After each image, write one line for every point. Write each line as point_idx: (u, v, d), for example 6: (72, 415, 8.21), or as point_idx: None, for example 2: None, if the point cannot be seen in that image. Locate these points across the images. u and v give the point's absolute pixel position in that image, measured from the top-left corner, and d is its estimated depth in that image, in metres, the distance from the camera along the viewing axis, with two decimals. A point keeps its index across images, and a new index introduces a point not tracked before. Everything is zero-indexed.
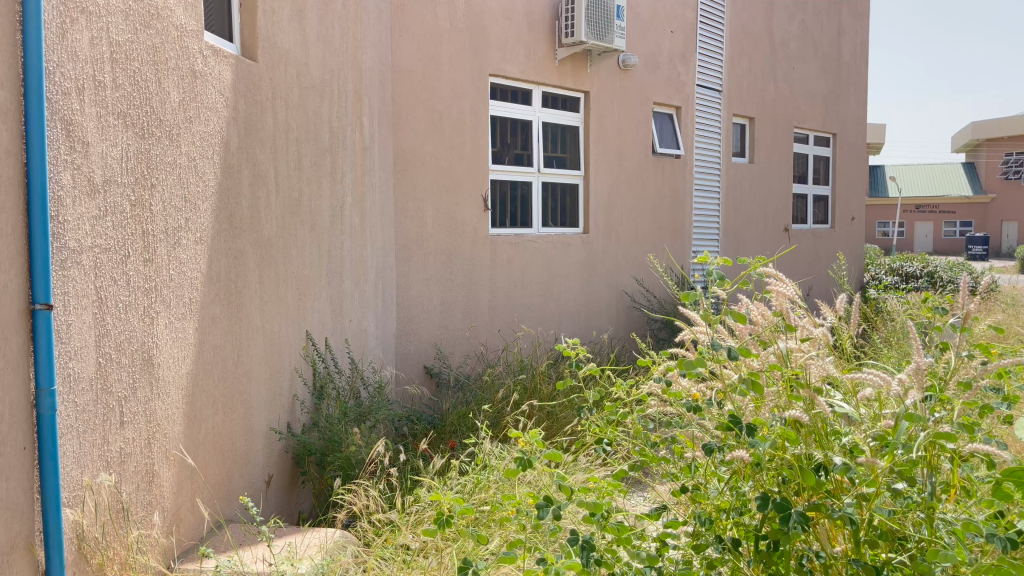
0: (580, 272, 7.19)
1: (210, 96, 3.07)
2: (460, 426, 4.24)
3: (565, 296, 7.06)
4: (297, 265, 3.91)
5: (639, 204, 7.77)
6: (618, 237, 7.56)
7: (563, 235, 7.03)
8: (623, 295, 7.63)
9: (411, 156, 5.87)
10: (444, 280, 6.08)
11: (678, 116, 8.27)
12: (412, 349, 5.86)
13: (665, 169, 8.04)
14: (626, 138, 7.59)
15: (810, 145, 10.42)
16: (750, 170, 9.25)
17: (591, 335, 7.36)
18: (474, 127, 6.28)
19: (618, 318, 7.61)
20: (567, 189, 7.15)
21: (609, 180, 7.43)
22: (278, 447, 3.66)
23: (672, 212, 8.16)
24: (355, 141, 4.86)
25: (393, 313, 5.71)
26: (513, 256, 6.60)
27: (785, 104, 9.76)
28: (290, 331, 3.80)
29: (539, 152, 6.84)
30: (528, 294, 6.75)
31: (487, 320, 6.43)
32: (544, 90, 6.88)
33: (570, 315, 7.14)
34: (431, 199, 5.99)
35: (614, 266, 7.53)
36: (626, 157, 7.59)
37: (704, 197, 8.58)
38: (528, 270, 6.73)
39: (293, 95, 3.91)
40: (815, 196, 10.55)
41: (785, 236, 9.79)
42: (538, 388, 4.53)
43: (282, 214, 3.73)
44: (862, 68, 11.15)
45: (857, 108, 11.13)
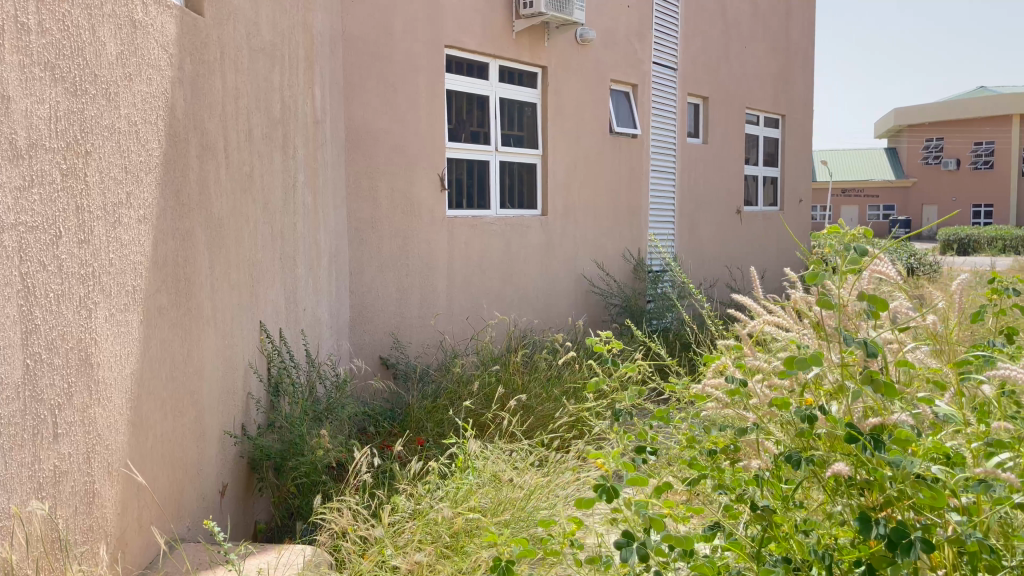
0: (539, 256, 6.90)
1: (153, 52, 2.65)
2: (432, 425, 3.93)
3: (524, 281, 6.76)
4: (250, 248, 3.51)
5: (598, 185, 7.52)
6: (577, 219, 7.29)
7: (521, 217, 6.73)
8: (582, 278, 7.37)
9: (363, 132, 5.47)
10: (400, 265, 5.72)
11: (635, 94, 8.02)
12: (368, 339, 5.50)
13: (623, 149, 7.80)
14: (584, 117, 7.32)
15: (761, 127, 10.34)
16: (704, 152, 9.10)
17: (551, 321, 7.08)
18: (430, 101, 5.91)
19: (577, 303, 7.35)
20: (524, 169, 6.84)
21: (567, 160, 7.15)
22: (233, 452, 3.28)
23: (629, 193, 7.93)
24: (308, 114, 4.46)
25: (346, 301, 5.32)
26: (471, 239, 6.26)
27: (737, 84, 9.64)
28: (243, 322, 3.40)
29: (496, 130, 6.51)
30: (486, 279, 6.43)
31: (446, 307, 6.08)
32: (500, 63, 6.54)
33: (529, 301, 6.85)
34: (386, 178, 5.60)
35: (572, 250, 7.26)
36: (584, 136, 7.32)
37: (659, 178, 8.39)
38: (487, 254, 6.41)
39: (243, 57, 3.49)
40: (765, 178, 10.49)
41: (736, 219, 9.69)
42: (512, 378, 4.22)
43: (232, 191, 3.32)
44: (809, 50, 11.13)
45: (805, 90, 11.11)
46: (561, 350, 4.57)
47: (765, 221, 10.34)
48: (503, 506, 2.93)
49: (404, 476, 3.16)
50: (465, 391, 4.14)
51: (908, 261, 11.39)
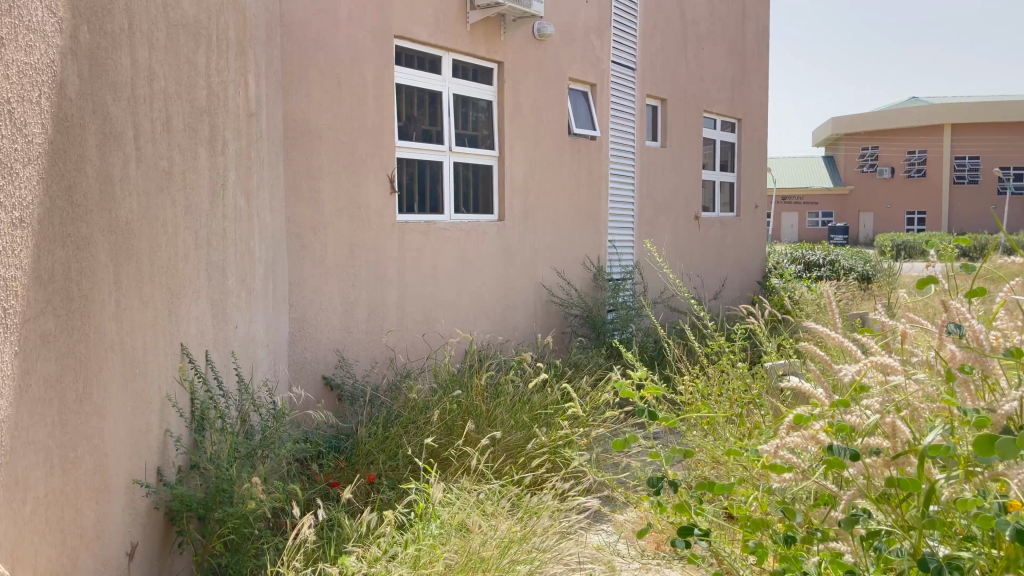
0: (496, 264, 6.45)
1: (35, 13, 2.11)
2: (385, 459, 3.51)
3: (480, 291, 6.29)
4: (169, 257, 2.97)
5: (557, 189, 7.10)
6: (535, 225, 6.86)
7: (476, 223, 6.26)
8: (541, 288, 6.93)
9: (305, 128, 4.93)
10: (346, 275, 5.20)
11: (593, 94, 7.63)
12: (309, 358, 4.96)
13: (582, 151, 7.40)
14: (542, 117, 6.90)
15: (718, 131, 10.08)
16: (663, 155, 8.78)
17: (510, 333, 6.62)
18: (378, 96, 5.40)
19: (536, 315, 6.90)
20: (480, 170, 6.39)
21: (525, 162, 6.72)
22: (146, 503, 2.73)
23: (589, 198, 7.54)
24: (241, 104, 3.92)
25: (286, 316, 4.78)
26: (423, 246, 5.77)
27: (695, 87, 9.36)
28: (160, 347, 2.86)
29: (448, 128, 6.05)
30: (440, 289, 5.93)
31: (397, 320, 5.58)
32: (453, 57, 6.07)
33: (487, 313, 6.37)
34: (329, 179, 5.08)
35: (531, 258, 6.82)
36: (543, 136, 6.90)
37: (619, 182, 8.02)
38: (440, 262, 5.92)
39: (159, 32, 2.95)
40: (722, 183, 10.23)
41: (695, 224, 9.40)
42: (476, 403, 3.78)
43: (145, 190, 2.78)
44: (764, 53, 10.92)
45: (760, 94, 10.90)
46: (530, 368, 4.14)
47: (723, 227, 10.07)
48: (473, 562, 2.45)
49: (355, 533, 2.70)
50: (422, 420, 3.69)
51: (864, 267, 11.28)
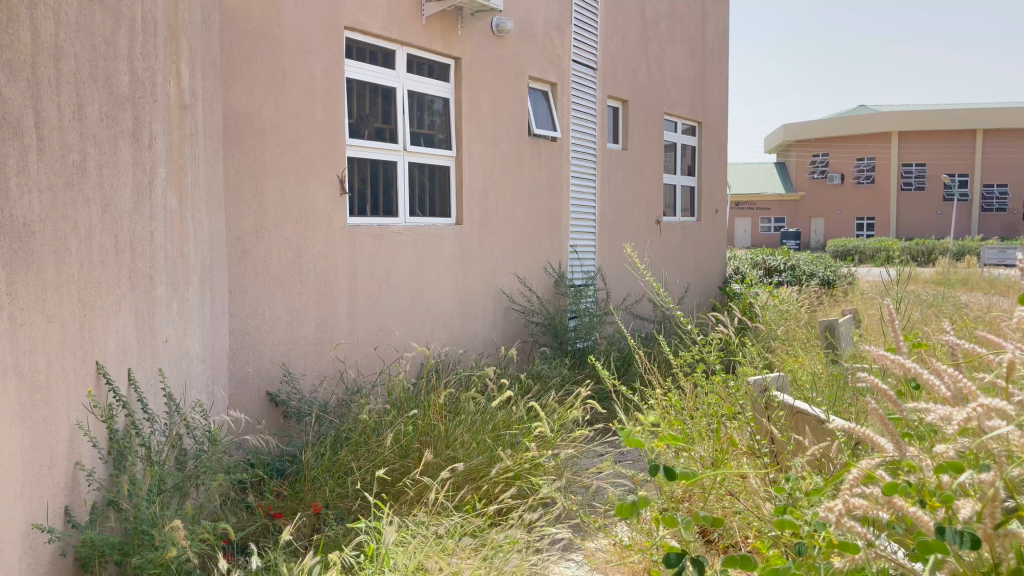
0: (453, 270, 6.13)
1: None
2: (332, 488, 3.20)
3: (436, 298, 5.96)
4: (80, 264, 2.60)
5: (516, 191, 6.81)
6: (494, 229, 6.56)
7: (433, 227, 5.94)
8: (501, 295, 6.63)
9: (247, 124, 4.56)
10: (291, 282, 4.84)
11: (554, 94, 7.36)
12: (252, 373, 4.58)
13: (542, 153, 7.12)
14: (501, 116, 6.60)
15: (678, 134, 9.90)
16: (624, 158, 8.56)
17: (468, 342, 6.29)
18: (327, 91, 5.05)
19: (495, 323, 6.59)
20: (436, 172, 6.07)
21: (483, 163, 6.42)
22: (49, 550, 2.36)
23: (549, 201, 7.26)
24: (172, 95, 3.55)
25: (226, 327, 4.40)
26: (376, 252, 5.43)
27: (655, 88, 9.16)
28: (66, 365, 2.49)
29: (403, 127, 5.73)
30: (394, 297, 5.59)
31: (347, 331, 5.22)
32: (407, 52, 5.75)
33: (444, 321, 6.04)
34: (273, 179, 4.72)
35: (490, 263, 6.52)
36: (502, 136, 6.61)
37: (580, 185, 7.77)
38: (394, 268, 5.58)
39: (68, 6, 2.58)
40: (682, 187, 10.06)
41: (657, 229, 9.20)
42: (433, 423, 3.48)
43: (47, 186, 2.43)
44: (723, 56, 10.79)
45: (721, 97, 10.77)
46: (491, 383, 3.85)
47: (684, 231, 9.90)
48: None
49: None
50: (374, 445, 3.38)
51: (825, 272, 11.23)
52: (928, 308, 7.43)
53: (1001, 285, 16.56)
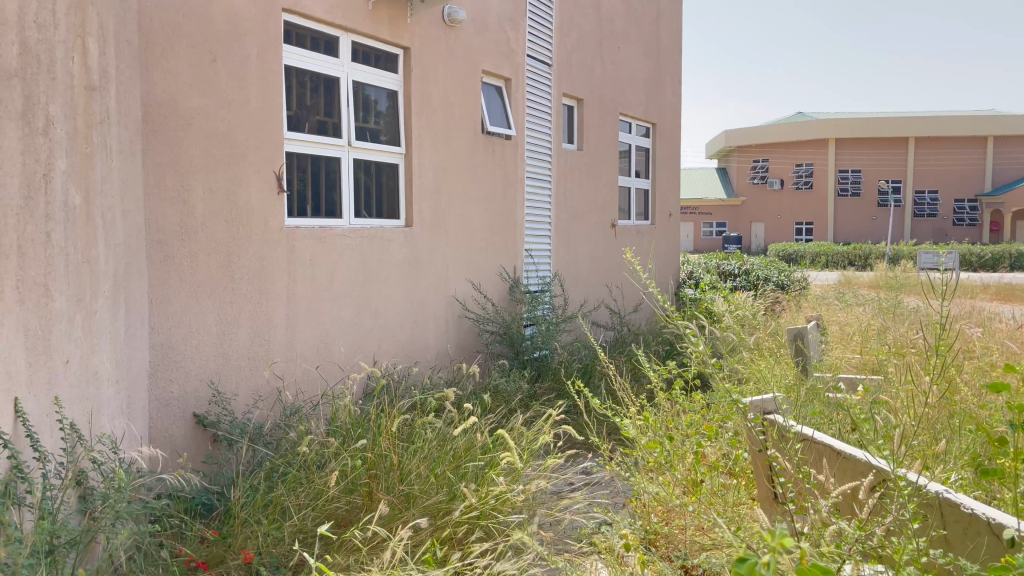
0: (402, 275, 5.67)
1: None
2: (266, 532, 2.74)
3: (383, 306, 5.50)
4: None
5: (470, 191, 6.39)
6: (447, 232, 6.13)
7: (379, 228, 5.48)
8: (454, 302, 6.20)
9: (170, 112, 4.04)
10: (222, 290, 4.33)
11: (508, 90, 6.97)
12: (176, 393, 4.06)
13: (496, 152, 6.72)
14: (453, 112, 6.18)
15: (633, 135, 9.62)
16: (580, 158, 8.22)
17: (419, 354, 5.84)
18: (262, 78, 4.56)
19: (448, 333, 6.15)
20: (383, 170, 5.63)
21: (435, 161, 5.99)
22: None
23: (504, 203, 6.86)
24: (77, 74, 3.05)
25: (146, 342, 3.88)
26: (317, 256, 4.95)
27: (611, 87, 8.84)
28: None
29: (347, 120, 5.31)
30: (338, 306, 5.12)
31: (285, 343, 4.73)
32: (352, 38, 5.29)
33: (392, 331, 5.58)
34: (201, 174, 4.21)
35: (442, 268, 6.08)
36: (454, 134, 6.19)
37: (535, 185, 7.40)
38: (338, 274, 5.11)
39: None
40: (637, 189, 9.77)
41: (612, 232, 8.87)
42: (382, 453, 3.05)
43: None
44: (677, 56, 10.56)
45: (674, 99, 10.53)
46: (451, 409, 3.45)
47: (639, 235, 9.61)
48: None
49: None
50: (316, 480, 2.93)
51: (779, 277, 11.10)
52: (896, 318, 7.23)
53: (935, 287, 16.91)
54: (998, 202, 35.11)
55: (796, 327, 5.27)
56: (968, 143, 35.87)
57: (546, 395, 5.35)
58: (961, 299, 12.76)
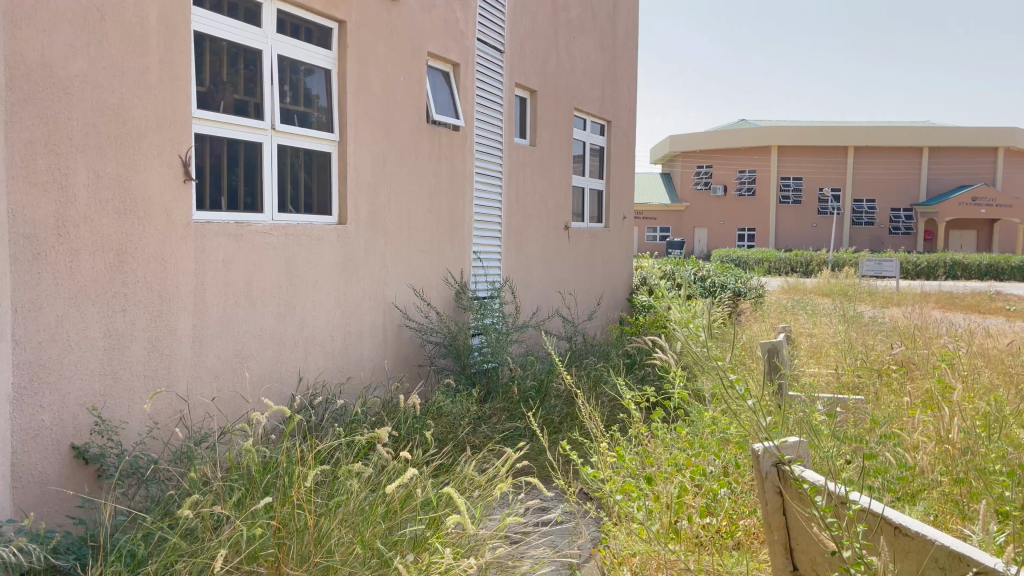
0: (334, 280, 4.99)
1: None
2: None
3: (311, 315, 4.81)
4: None
5: (412, 187, 5.74)
6: (386, 232, 5.46)
7: (307, 225, 4.79)
8: (393, 310, 5.54)
9: (45, 79, 3.30)
10: (111, 296, 3.60)
11: (455, 76, 6.33)
12: (48, 421, 3.33)
13: (442, 144, 6.09)
14: (395, 97, 5.52)
15: (588, 132, 9.08)
16: (532, 155, 7.63)
17: (351, 370, 5.16)
18: (167, 45, 3.85)
19: (385, 344, 5.48)
20: (313, 159, 4.95)
21: (373, 152, 5.32)
22: None
23: (450, 200, 6.22)
24: None
25: (6, 361, 3.14)
26: (232, 257, 4.25)
27: (565, 80, 8.28)
28: None
29: (270, 101, 4.61)
30: (256, 314, 4.41)
31: (191, 359, 4.02)
32: (278, 6, 4.59)
33: (320, 343, 4.90)
34: (86, 156, 3.48)
35: (380, 271, 5.42)
36: (395, 122, 5.53)
37: (484, 181, 6.78)
38: (257, 278, 4.41)
39: None
40: (591, 190, 9.24)
41: (565, 235, 8.31)
42: (295, 513, 2.39)
43: None
44: (633, 52, 10.06)
45: (629, 95, 10.03)
46: (382, 453, 2.82)
47: (593, 239, 9.06)
48: None
49: None
50: (205, 548, 2.27)
51: (735, 285, 10.70)
52: (865, 333, 6.81)
53: (877, 292, 16.88)
54: (933, 211, 35.85)
55: (772, 341, 4.71)
56: (905, 153, 36.56)
57: (496, 418, 4.75)
58: (908, 309, 12.60)
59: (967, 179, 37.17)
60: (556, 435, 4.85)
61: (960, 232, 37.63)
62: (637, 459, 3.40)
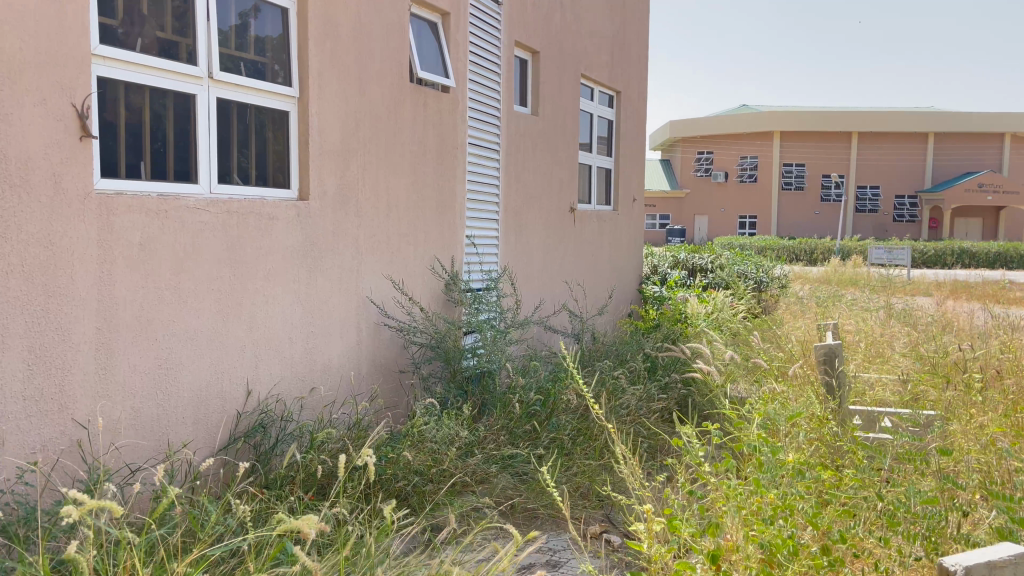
0: (292, 271, 4.04)
1: None
2: None
3: (261, 313, 3.85)
4: None
5: (392, 157, 4.78)
6: (358, 211, 4.51)
7: (256, 201, 3.83)
8: (368, 305, 4.60)
9: None
10: None
11: (444, 27, 5.37)
12: None
13: (429, 107, 5.13)
14: (369, 47, 4.55)
15: (595, 104, 8.11)
16: (534, 126, 6.67)
17: (316, 379, 4.22)
18: None
19: (359, 346, 4.54)
20: (265, 119, 4.00)
21: (342, 113, 4.36)
22: None
23: (438, 174, 5.27)
24: None
25: None
26: (154, 240, 3.29)
27: (571, 42, 7.30)
28: None
29: (206, 42, 3.64)
30: (188, 313, 3.46)
31: (96, 372, 3.07)
32: None
33: (276, 347, 3.95)
34: None
35: (351, 258, 4.46)
36: (370, 77, 4.57)
37: (479, 154, 5.82)
38: (188, 267, 3.45)
39: None
40: (599, 167, 8.27)
41: (570, 218, 7.34)
42: None
43: None
44: (643, 16, 9.07)
45: (640, 64, 9.04)
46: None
47: (601, 223, 8.12)
48: None
49: None
50: None
51: (755, 275, 9.76)
52: (921, 333, 5.86)
53: (888, 278, 16.02)
54: (939, 199, 34.88)
55: (831, 345, 3.84)
56: (911, 138, 35.64)
57: (492, 442, 3.84)
58: (935, 301, 11.63)
59: (973, 165, 36.28)
60: (568, 460, 3.94)
61: (966, 220, 36.71)
62: (688, 515, 2.51)
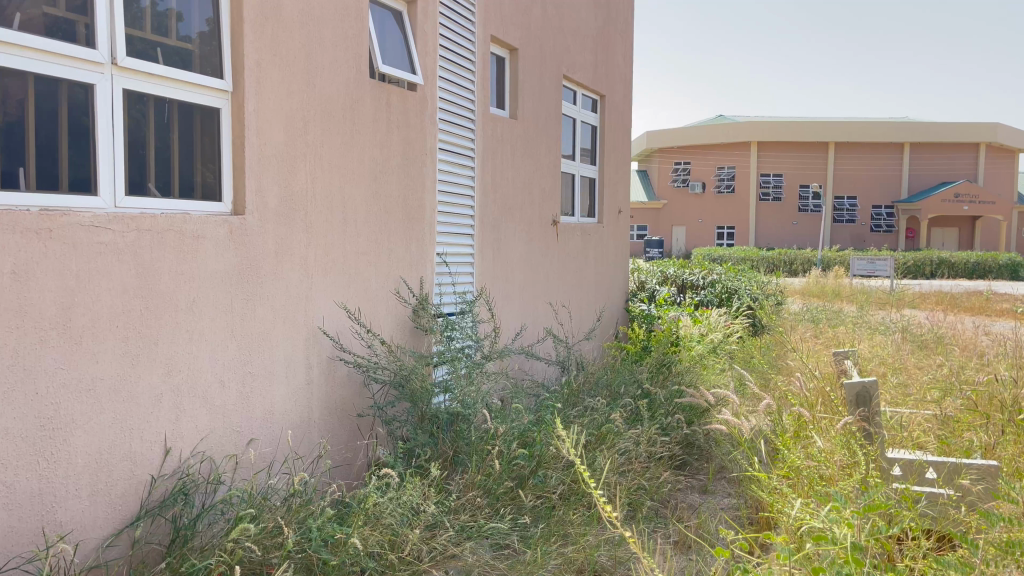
0: (223, 299, 3.34)
1: None
2: None
3: (182, 354, 3.14)
4: None
5: (347, 165, 4.10)
6: (307, 227, 3.82)
7: (176, 216, 3.13)
8: (320, 339, 3.91)
9: None
10: None
11: (409, 17, 4.71)
12: None
13: (392, 108, 4.46)
14: (320, 34, 3.88)
15: (578, 108, 7.48)
16: (512, 131, 6.02)
17: (254, 428, 3.52)
18: None
19: (308, 386, 3.84)
20: (189, 117, 3.30)
21: (286, 112, 3.68)
22: None
23: (404, 184, 4.59)
24: None
25: None
26: (33, 266, 2.58)
27: (551, 40, 6.67)
28: None
29: (112, 19, 2.94)
30: (82, 358, 2.75)
31: None
32: None
33: (202, 394, 3.24)
34: None
35: (298, 283, 3.77)
36: (321, 71, 3.89)
37: (451, 161, 5.16)
38: (83, 298, 2.75)
39: None
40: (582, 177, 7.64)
41: (553, 233, 6.70)
42: None
43: None
44: (627, 14, 8.48)
45: (624, 66, 8.45)
46: None
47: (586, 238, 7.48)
48: None
49: None
50: None
51: (749, 292, 9.16)
52: (941, 360, 5.26)
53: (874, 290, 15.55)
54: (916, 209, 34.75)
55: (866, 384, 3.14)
56: (888, 148, 35.53)
57: (467, 510, 3.19)
58: (928, 316, 11.12)
59: (949, 175, 36.26)
60: (559, 528, 3.29)
61: (942, 230, 36.60)
62: None
